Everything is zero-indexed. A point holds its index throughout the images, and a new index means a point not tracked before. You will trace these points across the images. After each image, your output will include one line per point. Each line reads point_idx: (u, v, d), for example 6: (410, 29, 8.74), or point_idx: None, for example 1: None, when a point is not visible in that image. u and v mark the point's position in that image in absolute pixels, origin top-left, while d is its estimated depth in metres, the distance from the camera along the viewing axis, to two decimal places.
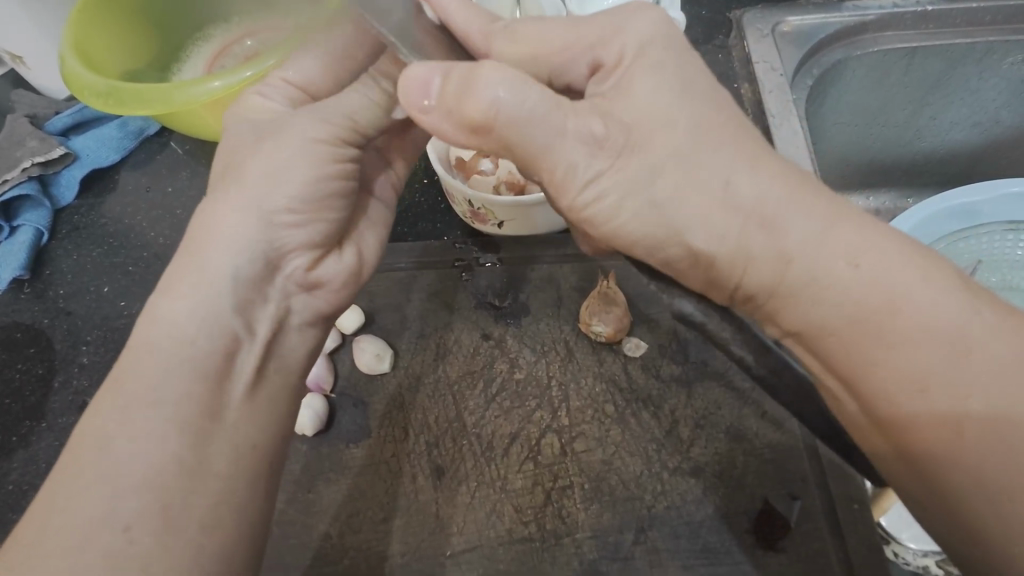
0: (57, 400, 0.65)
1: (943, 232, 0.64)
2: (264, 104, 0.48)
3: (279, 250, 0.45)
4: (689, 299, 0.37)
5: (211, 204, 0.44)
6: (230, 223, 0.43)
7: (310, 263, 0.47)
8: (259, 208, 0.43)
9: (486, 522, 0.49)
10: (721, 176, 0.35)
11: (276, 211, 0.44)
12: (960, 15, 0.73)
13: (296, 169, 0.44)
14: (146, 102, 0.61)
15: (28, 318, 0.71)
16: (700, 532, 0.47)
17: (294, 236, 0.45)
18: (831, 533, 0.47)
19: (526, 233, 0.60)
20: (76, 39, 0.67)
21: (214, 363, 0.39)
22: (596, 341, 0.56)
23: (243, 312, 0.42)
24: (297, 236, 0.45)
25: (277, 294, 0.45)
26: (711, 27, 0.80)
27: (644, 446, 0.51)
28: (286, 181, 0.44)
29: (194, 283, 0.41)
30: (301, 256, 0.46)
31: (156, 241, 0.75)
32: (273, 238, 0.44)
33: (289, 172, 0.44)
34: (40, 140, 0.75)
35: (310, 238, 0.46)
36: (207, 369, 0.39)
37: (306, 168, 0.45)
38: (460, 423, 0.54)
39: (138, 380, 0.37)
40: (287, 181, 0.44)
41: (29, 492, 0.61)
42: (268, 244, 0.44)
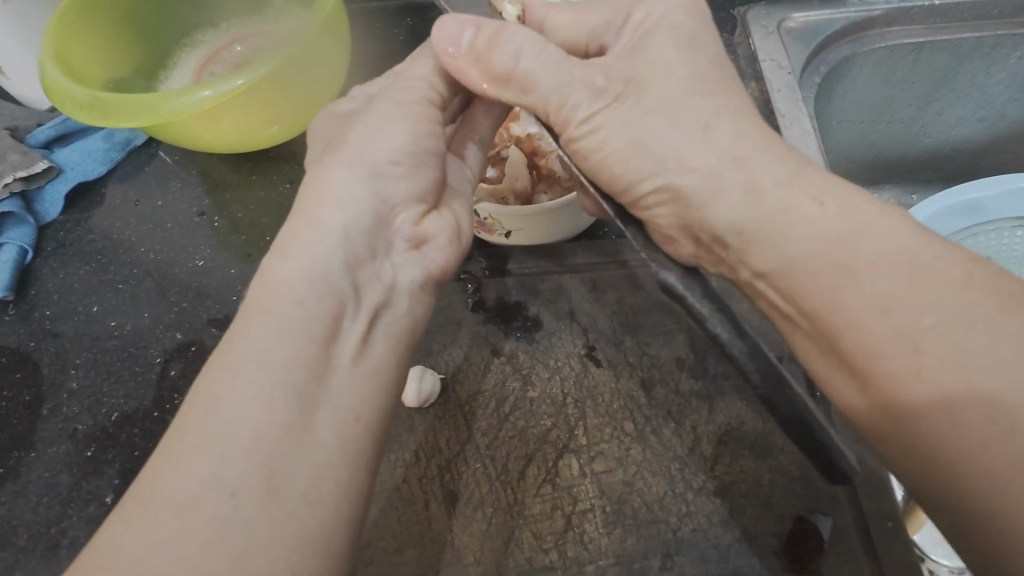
0: (46, 428, 0.61)
1: (952, 228, 0.64)
2: (395, 189, 0.45)
3: (356, 274, 0.41)
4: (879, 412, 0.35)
5: (340, 180, 0.44)
6: (343, 189, 0.43)
7: (414, 145, 0.47)
8: (365, 177, 0.44)
9: (505, 550, 0.47)
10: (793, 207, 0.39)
11: (355, 239, 0.42)
12: (969, 9, 0.70)
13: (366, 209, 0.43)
14: (135, 115, 0.57)
15: (14, 341, 0.66)
16: (729, 555, 0.46)
17: (351, 212, 0.43)
18: (866, 553, 0.45)
19: (534, 242, 0.58)
20: (55, 46, 0.63)
21: (268, 378, 0.35)
22: (631, 382, 0.53)
23: (349, 271, 0.41)
24: (405, 190, 0.46)
25: (353, 245, 0.42)
26: (715, 24, 0.77)
27: (667, 465, 0.49)
28: (336, 198, 0.43)
29: (318, 245, 0.41)
30: (373, 291, 0.42)
31: (146, 257, 0.71)
32: (356, 247, 0.42)
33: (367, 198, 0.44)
34: (22, 154, 0.71)
35: (355, 298, 0.40)
36: (269, 383, 0.35)
37: (405, 293, 0.44)
38: (474, 445, 0.51)
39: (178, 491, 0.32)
40: (380, 137, 0.46)
41: (19, 527, 0.57)
42: (377, 201, 0.44)
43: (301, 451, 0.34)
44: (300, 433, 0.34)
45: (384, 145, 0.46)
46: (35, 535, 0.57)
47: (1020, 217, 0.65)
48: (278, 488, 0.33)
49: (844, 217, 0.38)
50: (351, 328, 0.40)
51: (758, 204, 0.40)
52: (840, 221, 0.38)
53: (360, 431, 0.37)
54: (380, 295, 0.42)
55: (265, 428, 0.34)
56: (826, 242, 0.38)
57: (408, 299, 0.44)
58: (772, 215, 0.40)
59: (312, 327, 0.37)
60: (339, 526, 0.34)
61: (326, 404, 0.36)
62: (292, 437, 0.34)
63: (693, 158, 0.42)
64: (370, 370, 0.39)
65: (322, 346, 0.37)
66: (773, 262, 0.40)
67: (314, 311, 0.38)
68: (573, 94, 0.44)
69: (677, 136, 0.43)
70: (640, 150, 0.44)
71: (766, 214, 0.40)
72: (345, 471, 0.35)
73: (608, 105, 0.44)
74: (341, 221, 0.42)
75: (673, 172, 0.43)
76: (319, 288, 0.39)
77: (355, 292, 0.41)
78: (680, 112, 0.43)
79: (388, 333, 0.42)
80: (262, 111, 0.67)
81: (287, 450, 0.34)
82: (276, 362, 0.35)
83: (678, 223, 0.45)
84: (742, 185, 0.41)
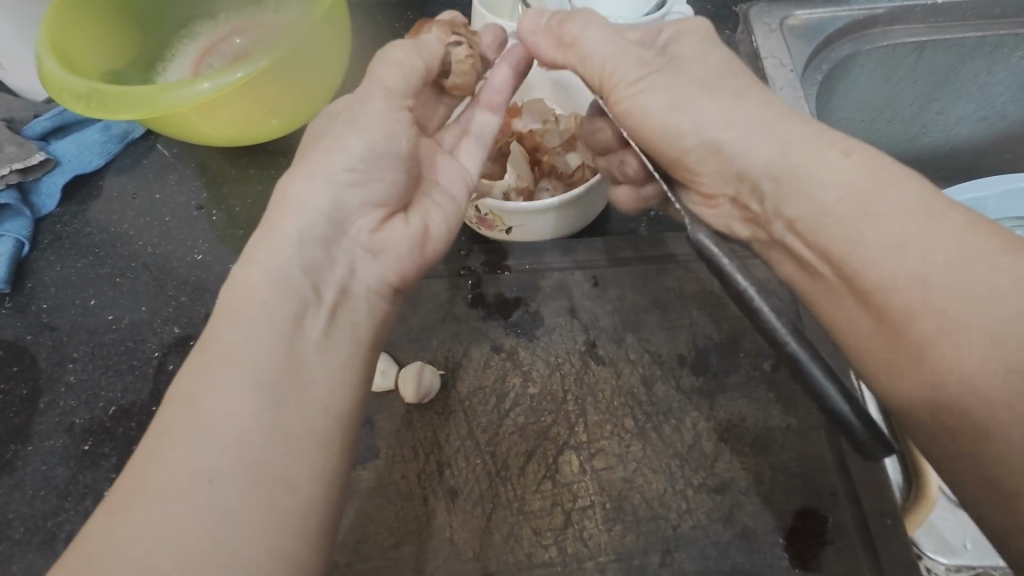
0: (43, 422, 0.61)
1: None
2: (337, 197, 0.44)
3: (317, 273, 0.41)
4: (912, 386, 0.36)
5: (297, 182, 0.43)
6: (301, 190, 0.43)
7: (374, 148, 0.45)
8: (323, 175, 0.44)
9: (504, 546, 0.47)
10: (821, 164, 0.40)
11: (309, 237, 0.42)
12: (971, 8, 0.70)
13: (322, 207, 0.43)
14: (132, 106, 0.57)
15: (10, 334, 0.66)
16: (728, 552, 0.46)
17: (311, 210, 0.42)
18: (865, 550, 0.45)
19: (536, 238, 0.58)
20: (53, 37, 0.62)
21: (234, 375, 0.35)
22: (629, 376, 0.53)
23: (308, 273, 0.41)
24: (363, 194, 0.45)
25: (312, 242, 0.42)
26: (717, 21, 0.76)
27: (667, 462, 0.49)
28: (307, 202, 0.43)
29: (273, 246, 0.40)
30: (331, 286, 0.42)
31: (143, 250, 0.70)
32: (313, 249, 0.42)
33: (305, 203, 0.42)
34: (18, 145, 0.70)
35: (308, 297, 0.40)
36: (237, 380, 0.35)
37: (361, 298, 0.44)
38: (474, 440, 0.51)
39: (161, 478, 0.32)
40: (342, 143, 0.45)
41: (15, 521, 0.57)
42: (335, 204, 0.43)
43: (283, 443, 0.34)
44: (280, 424, 0.34)
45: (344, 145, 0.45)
46: (32, 529, 0.56)
47: (1019, 216, 0.65)
48: (257, 471, 0.33)
49: (862, 167, 0.38)
50: (314, 323, 0.39)
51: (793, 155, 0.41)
52: (858, 171, 0.38)
53: (342, 427, 0.37)
54: (340, 293, 0.42)
55: (244, 422, 0.34)
56: (848, 204, 0.38)
57: (365, 304, 0.44)
58: (806, 164, 0.40)
59: (278, 325, 0.37)
60: (318, 510, 0.34)
61: (304, 396, 0.36)
62: (272, 429, 0.34)
63: (725, 120, 0.43)
64: (347, 369, 0.40)
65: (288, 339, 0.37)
66: (801, 210, 0.41)
67: (277, 310, 0.38)
68: (623, 59, 0.46)
69: (709, 104, 0.44)
70: (678, 111, 0.45)
71: (801, 164, 0.40)
72: (328, 461, 0.35)
73: (649, 71, 0.46)
74: (291, 222, 0.42)
75: (707, 130, 0.44)
76: (272, 288, 0.39)
77: (316, 293, 0.40)
78: (712, 86, 0.45)
79: (353, 324, 0.42)
80: (262, 104, 0.66)
81: (269, 441, 0.34)
82: (235, 360, 0.35)
83: (719, 180, 0.46)
84: (775, 142, 0.42)
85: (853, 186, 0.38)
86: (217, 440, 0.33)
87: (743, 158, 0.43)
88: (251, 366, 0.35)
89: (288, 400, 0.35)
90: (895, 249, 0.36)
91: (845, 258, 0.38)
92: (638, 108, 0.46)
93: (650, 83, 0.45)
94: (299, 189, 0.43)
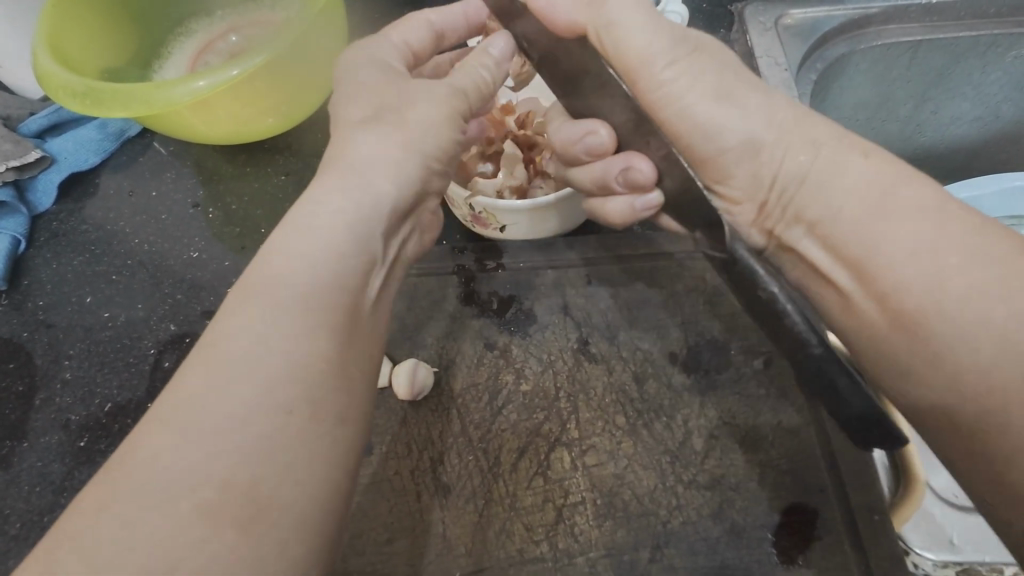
0: (39, 418, 0.61)
1: None
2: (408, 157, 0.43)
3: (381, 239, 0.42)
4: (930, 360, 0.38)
5: (367, 136, 0.42)
6: (365, 147, 0.42)
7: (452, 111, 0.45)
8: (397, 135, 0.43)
9: (496, 541, 0.48)
10: (844, 168, 0.43)
11: (385, 201, 0.41)
12: (966, 8, 0.70)
13: (400, 166, 0.42)
14: (128, 104, 0.57)
15: (6, 331, 0.66)
16: (718, 548, 0.46)
17: (387, 171, 0.42)
18: (852, 545, 0.46)
19: (530, 237, 0.58)
20: (49, 34, 0.62)
21: (306, 321, 0.35)
22: (621, 373, 0.54)
23: (380, 238, 0.41)
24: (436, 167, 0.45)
25: (386, 206, 0.41)
26: (712, 20, 0.77)
27: (657, 458, 0.50)
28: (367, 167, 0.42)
29: (339, 200, 0.40)
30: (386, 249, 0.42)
31: (140, 248, 0.71)
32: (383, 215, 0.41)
33: (381, 159, 0.42)
34: (14, 143, 0.70)
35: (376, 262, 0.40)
36: (306, 329, 0.34)
37: (401, 265, 0.45)
38: (467, 437, 0.52)
39: (210, 417, 0.31)
40: (422, 101, 0.44)
41: (10, 517, 0.57)
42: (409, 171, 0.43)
43: (336, 395, 0.34)
44: (338, 381, 0.34)
45: (425, 104, 0.44)
46: (28, 525, 0.57)
47: (1011, 216, 0.66)
48: (314, 423, 0.33)
49: (881, 170, 0.42)
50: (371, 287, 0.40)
51: (818, 159, 0.44)
52: (877, 176, 0.42)
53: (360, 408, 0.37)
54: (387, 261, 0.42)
55: (313, 366, 0.34)
56: (865, 203, 0.42)
57: (401, 272, 0.45)
58: (826, 171, 0.44)
59: (348, 282, 0.38)
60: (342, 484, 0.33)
61: (355, 356, 0.36)
62: (332, 380, 0.34)
63: (754, 121, 0.46)
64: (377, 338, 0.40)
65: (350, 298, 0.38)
66: (819, 211, 0.44)
67: (345, 268, 0.38)
68: (656, 43, 0.46)
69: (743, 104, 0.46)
70: (717, 102, 0.46)
71: (825, 169, 0.44)
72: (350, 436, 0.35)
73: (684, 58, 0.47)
74: (340, 177, 0.41)
75: (734, 128, 0.46)
76: (348, 247, 0.38)
77: (380, 256, 0.41)
78: (748, 88, 0.47)
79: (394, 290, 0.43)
80: (257, 102, 0.67)
81: (326, 389, 0.34)
82: (307, 312, 0.35)
83: (748, 177, 0.48)
84: (805, 143, 0.45)
85: (872, 188, 0.42)
86: (285, 381, 0.32)
87: (768, 159, 0.46)
88: (325, 316, 0.36)
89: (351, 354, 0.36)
90: (911, 240, 0.39)
91: (862, 247, 0.41)
92: (678, 103, 0.47)
93: (682, 80, 0.46)
94: (368, 143, 0.42)
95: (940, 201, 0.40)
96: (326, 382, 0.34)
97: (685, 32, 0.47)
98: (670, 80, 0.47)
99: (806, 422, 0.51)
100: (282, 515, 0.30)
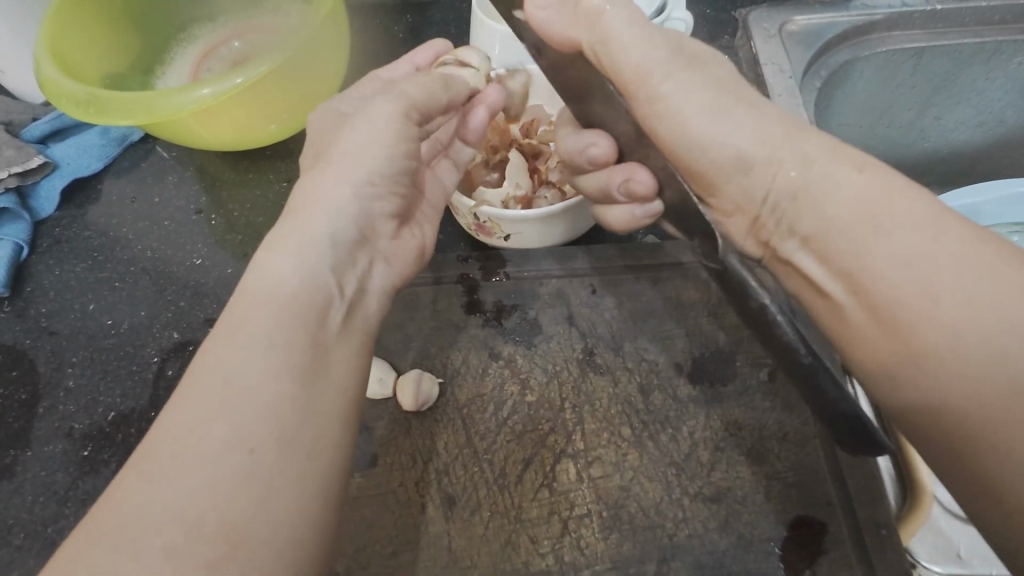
0: (43, 427, 0.61)
1: None
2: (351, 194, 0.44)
3: (342, 272, 0.42)
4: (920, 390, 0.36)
5: (322, 179, 0.44)
6: (324, 188, 0.44)
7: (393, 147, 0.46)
8: (349, 176, 0.44)
9: (502, 554, 0.47)
10: (831, 181, 0.41)
11: (340, 238, 0.42)
12: (971, 14, 0.70)
13: (346, 207, 0.43)
14: (132, 113, 0.57)
15: (9, 338, 0.66)
16: (724, 561, 0.46)
17: (334, 209, 0.43)
18: (859, 559, 0.46)
19: (534, 245, 0.58)
20: (52, 41, 0.62)
21: (260, 357, 0.34)
22: (626, 383, 0.54)
23: (336, 271, 0.41)
24: (387, 205, 0.47)
25: (338, 246, 0.42)
26: (716, 26, 0.76)
27: (663, 470, 0.50)
28: (331, 206, 0.43)
29: (296, 238, 0.40)
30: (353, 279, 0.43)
31: (143, 255, 0.70)
32: (340, 255, 0.42)
33: (331, 197, 0.43)
34: (17, 149, 0.70)
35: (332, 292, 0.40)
36: (263, 363, 0.34)
37: (375, 293, 0.45)
38: (472, 448, 0.51)
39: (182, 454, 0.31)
40: (373, 141, 0.45)
41: (14, 526, 0.57)
42: (363, 209, 0.44)
43: (303, 427, 0.34)
44: (307, 415, 0.34)
45: (371, 143, 0.45)
46: (32, 535, 0.56)
47: (1016, 223, 0.66)
48: (287, 453, 0.33)
49: (872, 181, 0.39)
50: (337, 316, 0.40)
51: (809, 171, 0.41)
52: (866, 187, 0.39)
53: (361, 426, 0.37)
54: (357, 290, 0.43)
55: (273, 399, 0.33)
56: (860, 208, 0.39)
57: (377, 298, 0.45)
58: (818, 181, 0.41)
59: (307, 316, 0.37)
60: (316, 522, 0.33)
61: (321, 386, 0.36)
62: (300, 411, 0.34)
63: (746, 135, 0.44)
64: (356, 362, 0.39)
65: (313, 328, 0.37)
66: (812, 223, 0.41)
67: (306, 300, 0.38)
68: (646, 55, 0.46)
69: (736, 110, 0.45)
70: (711, 118, 0.45)
71: (815, 182, 0.41)
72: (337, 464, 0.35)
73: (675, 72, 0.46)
74: (296, 217, 0.42)
75: (726, 142, 0.44)
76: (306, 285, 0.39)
77: (342, 288, 0.41)
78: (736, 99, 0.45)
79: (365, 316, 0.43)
80: (262, 108, 0.66)
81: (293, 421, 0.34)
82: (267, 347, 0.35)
83: (740, 192, 0.46)
84: (798, 154, 0.42)
85: (863, 202, 0.39)
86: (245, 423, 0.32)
87: (760, 173, 0.44)
88: (285, 350, 0.35)
89: (317, 381, 0.36)
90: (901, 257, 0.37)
91: (856, 270, 0.39)
92: (673, 117, 0.46)
93: (679, 91, 0.45)
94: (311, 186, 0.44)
95: (936, 214, 0.37)
96: (288, 412, 0.34)
97: (680, 48, 0.47)
98: (663, 93, 0.46)
99: (812, 434, 0.51)
100: (252, 550, 0.30)
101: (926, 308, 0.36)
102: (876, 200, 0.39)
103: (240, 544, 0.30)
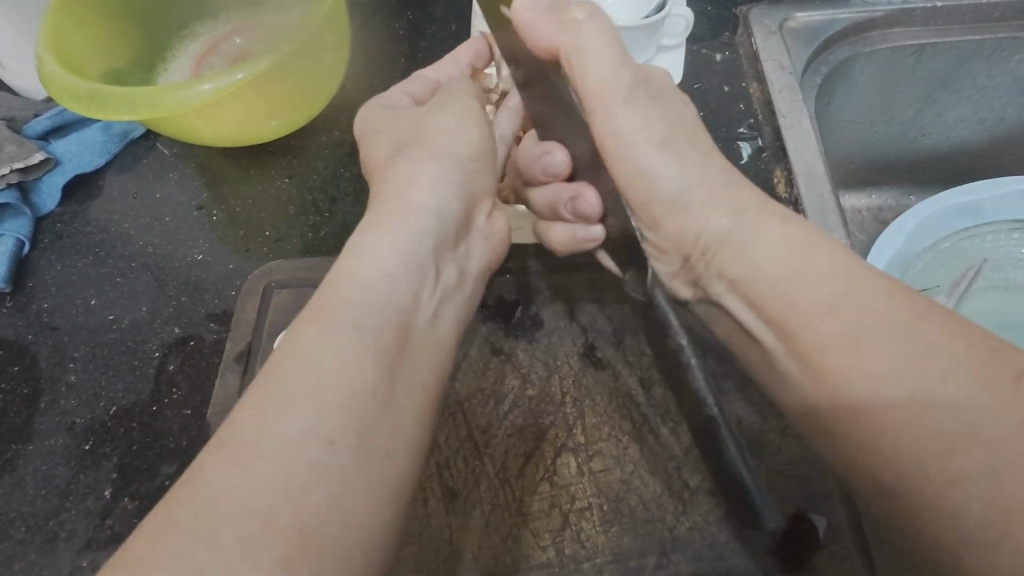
0: (44, 422, 0.61)
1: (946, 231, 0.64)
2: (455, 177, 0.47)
3: (440, 259, 0.45)
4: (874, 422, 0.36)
5: (418, 165, 0.47)
6: (416, 173, 0.47)
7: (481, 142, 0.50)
8: (445, 160, 0.48)
9: (502, 547, 0.48)
10: (763, 228, 0.42)
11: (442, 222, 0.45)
12: (971, 11, 0.70)
13: (443, 191, 0.46)
14: (133, 107, 0.57)
15: (11, 333, 0.66)
16: (725, 554, 0.46)
17: (434, 194, 0.46)
18: (859, 552, 0.46)
19: (535, 241, 0.58)
20: (54, 38, 0.62)
21: (372, 334, 0.37)
22: (628, 377, 0.54)
23: (436, 255, 0.44)
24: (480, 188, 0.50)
25: (437, 232, 0.45)
26: (717, 23, 0.76)
27: (664, 464, 0.50)
28: (427, 188, 0.46)
29: (398, 223, 0.43)
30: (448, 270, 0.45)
31: (144, 250, 0.70)
32: (443, 239, 0.45)
33: (429, 182, 0.46)
34: (19, 144, 0.70)
35: (432, 283, 0.43)
36: (369, 343, 0.37)
37: (468, 280, 0.48)
38: (472, 442, 0.52)
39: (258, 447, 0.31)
40: (460, 135, 0.49)
41: (15, 520, 0.57)
42: (461, 192, 0.47)
43: (359, 419, 0.34)
44: (379, 406, 0.35)
45: (458, 134, 0.49)
46: (33, 529, 0.57)
47: (1016, 221, 0.66)
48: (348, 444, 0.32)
49: (799, 233, 0.41)
50: (432, 304, 0.42)
51: (740, 220, 0.43)
52: (792, 237, 0.41)
53: None
54: (453, 279, 0.46)
55: (348, 390, 0.34)
56: (786, 268, 0.41)
57: (464, 290, 0.47)
58: (749, 231, 0.43)
59: (407, 301, 0.40)
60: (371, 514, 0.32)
61: (404, 377, 0.38)
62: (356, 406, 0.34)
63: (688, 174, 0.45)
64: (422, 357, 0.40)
65: (402, 319, 0.40)
66: (739, 269, 0.43)
67: (407, 285, 0.41)
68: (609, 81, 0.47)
69: (678, 159, 0.46)
70: (659, 151, 0.46)
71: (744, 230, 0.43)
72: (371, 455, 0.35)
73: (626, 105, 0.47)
74: (394, 203, 0.45)
75: (669, 178, 0.46)
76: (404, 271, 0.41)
77: (439, 272, 0.44)
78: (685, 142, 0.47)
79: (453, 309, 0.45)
80: (262, 104, 0.66)
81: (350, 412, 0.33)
82: (378, 326, 0.38)
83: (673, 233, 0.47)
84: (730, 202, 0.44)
85: (792, 247, 0.41)
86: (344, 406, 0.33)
87: (694, 216, 0.45)
88: (393, 330, 0.38)
89: (411, 371, 0.38)
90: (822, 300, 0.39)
91: (785, 311, 0.40)
92: (620, 146, 0.46)
93: (633, 122, 0.46)
94: (408, 171, 0.47)
95: (857, 270, 0.39)
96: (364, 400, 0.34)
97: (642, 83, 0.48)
98: (617, 117, 0.46)
99: None
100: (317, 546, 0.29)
101: (848, 349, 0.37)
102: (803, 250, 0.40)
103: (296, 536, 0.29)
